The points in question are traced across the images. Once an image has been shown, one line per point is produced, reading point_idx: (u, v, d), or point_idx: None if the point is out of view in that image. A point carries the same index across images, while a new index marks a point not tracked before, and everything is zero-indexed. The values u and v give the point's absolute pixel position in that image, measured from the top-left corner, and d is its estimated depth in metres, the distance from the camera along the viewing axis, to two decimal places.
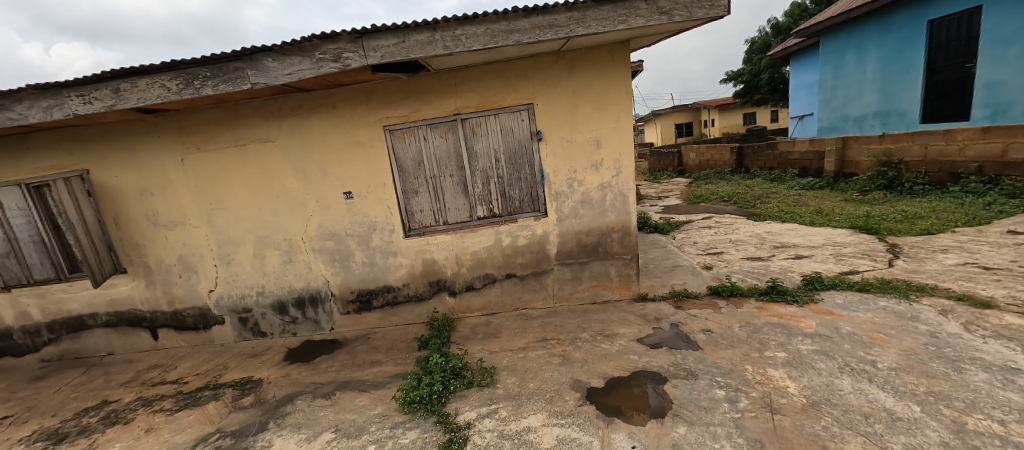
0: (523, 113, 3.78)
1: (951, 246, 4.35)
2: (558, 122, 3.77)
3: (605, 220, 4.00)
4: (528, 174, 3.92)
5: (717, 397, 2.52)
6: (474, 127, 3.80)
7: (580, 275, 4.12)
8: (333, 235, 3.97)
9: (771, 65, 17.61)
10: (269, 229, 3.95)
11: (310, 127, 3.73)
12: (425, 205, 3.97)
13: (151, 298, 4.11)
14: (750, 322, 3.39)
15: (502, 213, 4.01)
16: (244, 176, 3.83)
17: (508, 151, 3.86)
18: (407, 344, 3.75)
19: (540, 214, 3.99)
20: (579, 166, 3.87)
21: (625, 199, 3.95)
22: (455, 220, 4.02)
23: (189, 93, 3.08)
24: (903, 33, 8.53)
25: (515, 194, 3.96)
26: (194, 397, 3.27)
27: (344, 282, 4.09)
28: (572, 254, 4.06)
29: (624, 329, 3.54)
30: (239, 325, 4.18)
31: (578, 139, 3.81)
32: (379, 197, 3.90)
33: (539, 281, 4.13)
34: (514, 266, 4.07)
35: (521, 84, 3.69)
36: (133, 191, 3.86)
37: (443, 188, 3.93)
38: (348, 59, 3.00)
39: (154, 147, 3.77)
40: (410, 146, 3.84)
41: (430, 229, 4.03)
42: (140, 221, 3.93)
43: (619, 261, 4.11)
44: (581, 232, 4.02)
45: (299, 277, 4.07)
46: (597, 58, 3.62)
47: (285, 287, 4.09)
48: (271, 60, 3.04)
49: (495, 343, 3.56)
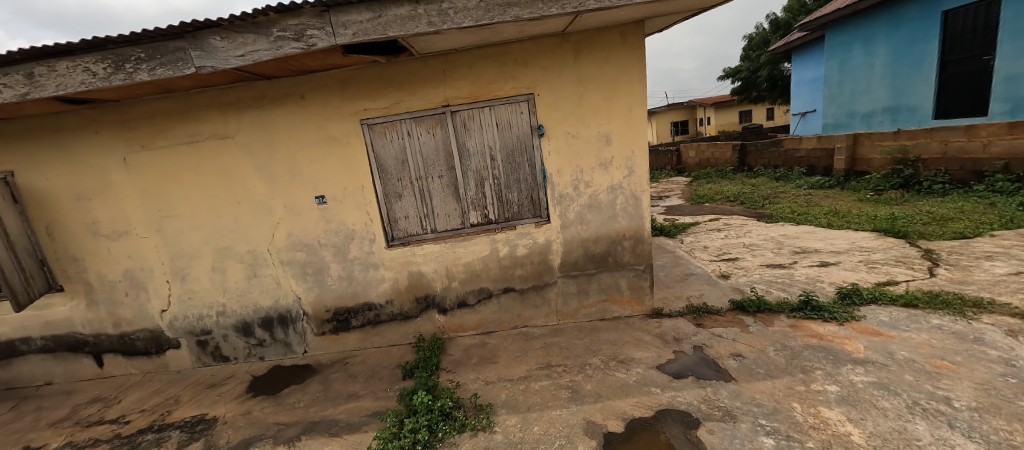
0: (522, 104, 3.30)
1: (995, 252, 3.94)
2: (562, 115, 3.30)
3: (615, 226, 3.53)
4: (528, 175, 3.43)
5: (765, 448, 2.05)
6: (466, 120, 3.31)
7: (587, 288, 3.64)
8: (305, 246, 3.45)
9: (771, 61, 17.05)
10: (229, 239, 3.41)
11: (276, 120, 3.21)
12: (410, 211, 3.47)
13: (94, 320, 3.56)
14: (786, 345, 2.93)
15: (499, 219, 3.52)
16: (198, 177, 3.29)
17: (505, 148, 3.38)
18: (390, 371, 3.24)
19: (542, 220, 3.51)
20: (586, 165, 3.40)
21: (638, 202, 3.48)
22: (445, 227, 3.52)
23: (119, 79, 2.55)
24: (915, 24, 8.17)
25: (514, 197, 3.47)
26: (132, 443, 2.74)
27: (319, 298, 3.57)
28: (578, 265, 3.59)
29: (640, 353, 3.06)
30: (197, 349, 3.64)
31: (584, 134, 3.34)
32: (357, 202, 3.38)
33: (541, 295, 3.65)
34: (513, 279, 3.59)
35: (519, 71, 3.21)
36: (68, 197, 3.30)
37: (431, 192, 3.44)
38: (313, 37, 2.49)
39: (91, 145, 3.21)
40: (391, 143, 3.33)
41: (418, 237, 3.53)
42: (77, 231, 3.37)
43: (631, 272, 3.63)
44: (588, 240, 3.54)
45: (266, 293, 3.53)
46: (607, 41, 3.17)
47: (250, 306, 3.55)
48: (219, 38, 2.52)
49: (491, 370, 3.07)
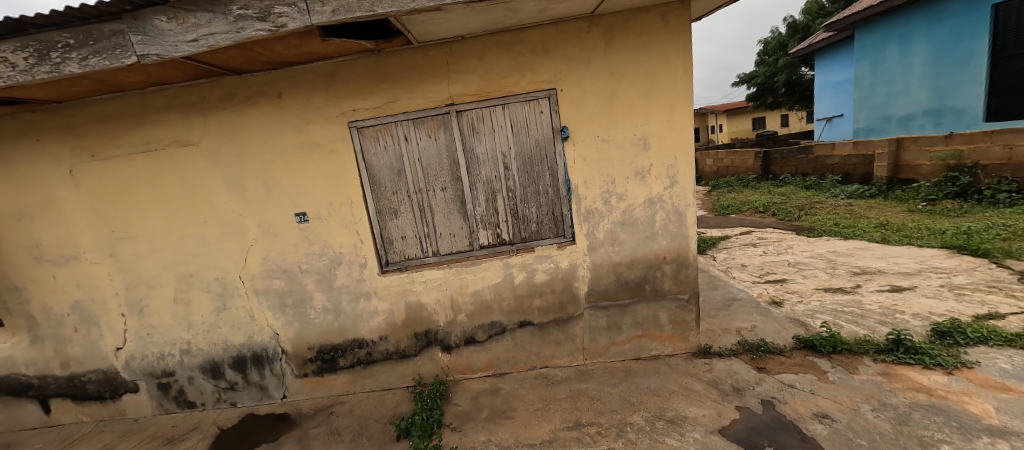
0: (541, 102, 2.74)
1: None
2: (590, 114, 2.74)
3: (654, 247, 2.93)
4: (548, 186, 2.87)
5: None
6: (474, 122, 2.77)
7: (619, 322, 3.03)
8: (283, 272, 2.90)
9: (789, 65, 16.51)
10: (194, 264, 2.88)
11: (248, 124, 2.69)
12: (408, 230, 2.91)
13: (39, 359, 3.02)
14: (885, 402, 2.29)
15: (514, 240, 2.95)
16: (157, 192, 2.77)
17: (520, 155, 2.82)
18: (383, 428, 2.65)
19: (565, 241, 2.93)
20: (619, 175, 2.82)
21: (682, 219, 2.88)
22: (449, 249, 2.96)
23: (44, 72, 2.05)
24: (958, 19, 7.53)
25: (531, 214, 2.90)
26: None
27: (300, 335, 3.00)
28: (608, 294, 2.98)
29: (693, 409, 2.44)
30: (158, 394, 3.08)
31: (616, 137, 2.77)
32: (345, 220, 2.84)
33: (563, 331, 3.04)
34: (531, 311, 3.00)
35: (539, 62, 2.66)
36: (8, 216, 2.81)
37: (433, 207, 2.88)
38: (282, 16, 1.96)
39: (33, 155, 2.72)
40: (385, 149, 2.79)
41: (417, 261, 2.96)
42: (18, 255, 2.86)
43: (673, 303, 3.01)
44: (621, 265, 2.95)
45: (238, 329, 2.98)
46: (645, 24, 2.60)
47: (219, 344, 3.00)
48: (165, 19, 2.00)
49: (507, 430, 2.46)
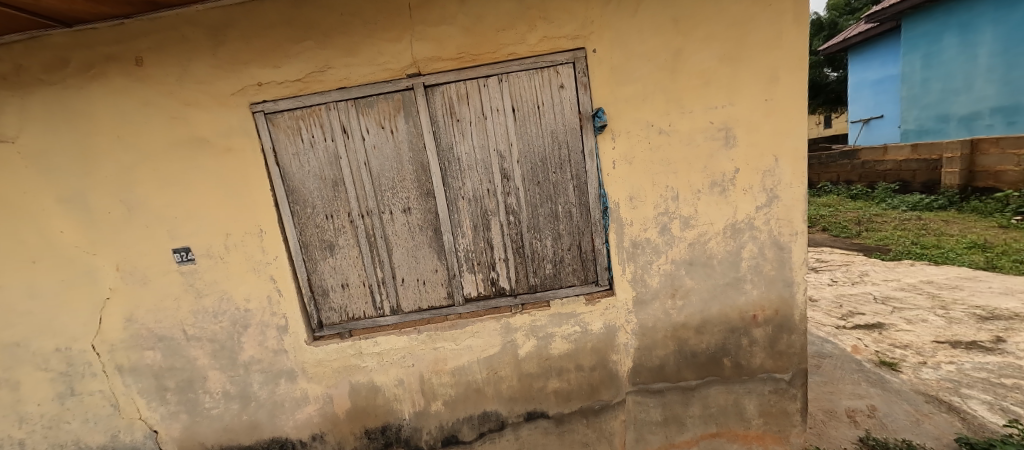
0: (561, 71, 1.71)
1: None
2: (641, 91, 1.69)
3: (738, 302, 1.85)
4: (572, 206, 1.82)
5: None
6: (452, 105, 1.74)
7: (681, 415, 1.95)
8: (160, 339, 1.87)
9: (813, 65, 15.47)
10: (22, 327, 1.85)
11: (94, 108, 1.68)
12: (353, 274, 1.87)
13: None
14: None
15: (517, 289, 1.90)
16: None
17: (527, 156, 1.78)
18: None
19: (596, 291, 1.88)
20: (685, 187, 1.76)
21: (784, 257, 1.82)
22: (417, 302, 1.91)
23: None
24: None
25: (544, 248, 1.86)
26: None
27: (189, 432, 1.96)
28: (665, 373, 1.91)
29: None
30: None
31: (682, 127, 1.72)
32: (251, 259, 1.81)
33: (594, 427, 1.97)
34: (544, 398, 1.94)
35: (559, 4, 1.62)
36: None
37: (389, 239, 1.85)
38: None
39: None
40: (313, 149, 1.76)
41: (368, 321, 1.92)
42: None
43: (766, 387, 1.93)
44: (686, 328, 1.88)
45: (96, 424, 1.95)
46: None
47: (70, 444, 1.97)
48: None
49: None
